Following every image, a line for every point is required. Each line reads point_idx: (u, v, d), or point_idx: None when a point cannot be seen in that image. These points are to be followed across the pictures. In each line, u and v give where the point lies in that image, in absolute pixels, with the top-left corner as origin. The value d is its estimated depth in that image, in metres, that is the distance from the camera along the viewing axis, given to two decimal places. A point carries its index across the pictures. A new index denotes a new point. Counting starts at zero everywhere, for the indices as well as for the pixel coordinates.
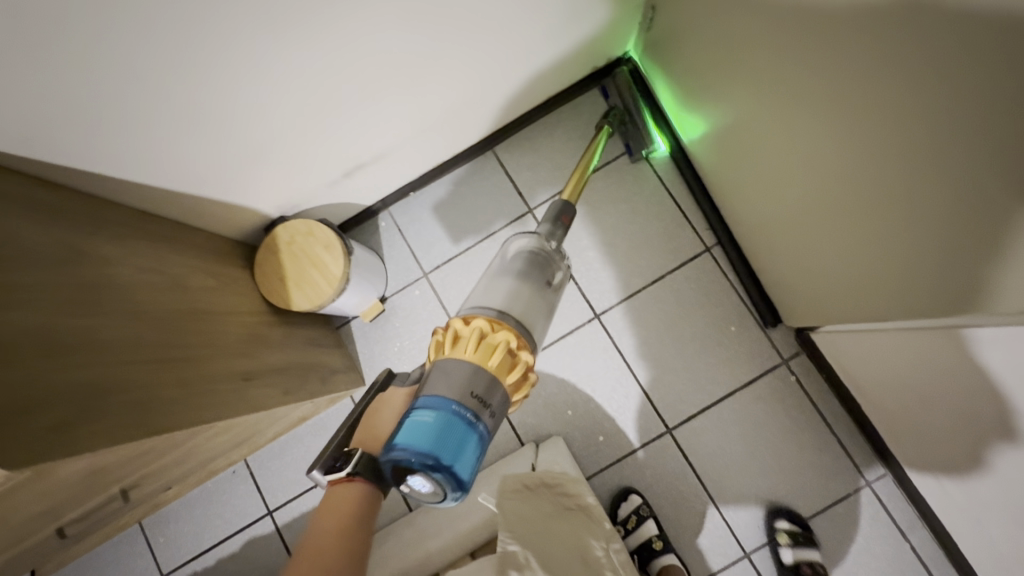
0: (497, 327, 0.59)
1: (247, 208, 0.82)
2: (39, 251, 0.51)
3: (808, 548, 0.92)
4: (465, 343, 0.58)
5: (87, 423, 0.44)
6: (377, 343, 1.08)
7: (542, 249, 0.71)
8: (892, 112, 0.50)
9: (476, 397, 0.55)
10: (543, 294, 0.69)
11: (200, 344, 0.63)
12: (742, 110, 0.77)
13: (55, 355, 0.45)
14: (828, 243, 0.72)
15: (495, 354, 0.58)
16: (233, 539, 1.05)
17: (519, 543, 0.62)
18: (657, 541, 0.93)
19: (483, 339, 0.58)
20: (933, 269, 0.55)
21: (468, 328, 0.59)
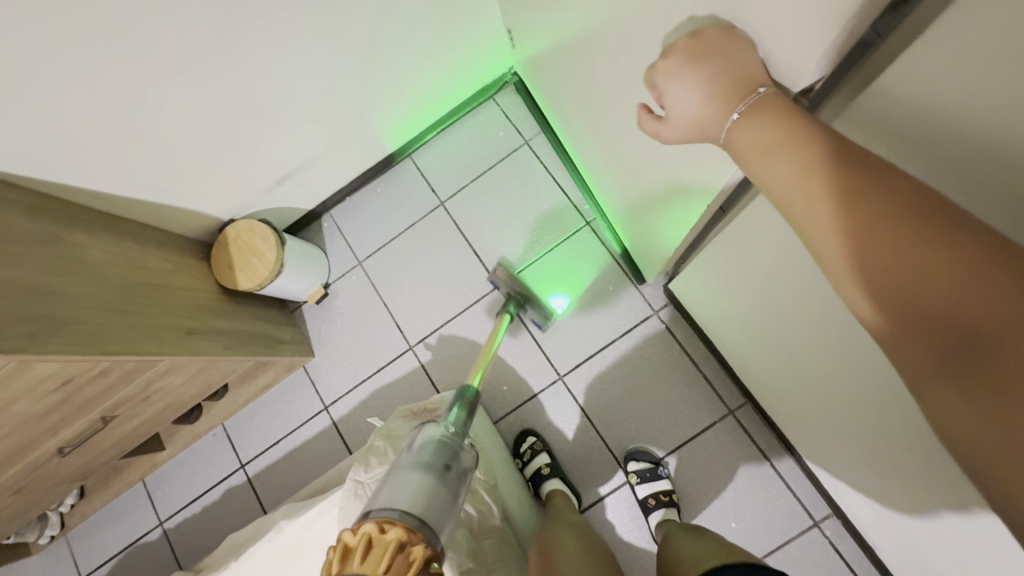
0: (415, 535, 0.52)
1: (199, 211, 1.08)
2: (30, 234, 0.76)
3: (657, 480, 1.07)
4: (374, 552, 0.50)
5: (51, 337, 0.68)
6: (323, 320, 1.31)
7: (447, 438, 0.67)
8: (624, 93, 0.71)
9: None
10: (449, 483, 0.62)
11: (150, 304, 0.88)
12: (579, 110, 0.98)
13: (35, 296, 0.69)
14: (646, 213, 0.90)
15: (404, 572, 0.49)
16: (214, 490, 1.28)
17: (383, 440, 0.85)
18: (545, 468, 1.10)
19: (397, 549, 0.50)
20: (686, 191, 0.70)
21: (381, 536, 0.51)
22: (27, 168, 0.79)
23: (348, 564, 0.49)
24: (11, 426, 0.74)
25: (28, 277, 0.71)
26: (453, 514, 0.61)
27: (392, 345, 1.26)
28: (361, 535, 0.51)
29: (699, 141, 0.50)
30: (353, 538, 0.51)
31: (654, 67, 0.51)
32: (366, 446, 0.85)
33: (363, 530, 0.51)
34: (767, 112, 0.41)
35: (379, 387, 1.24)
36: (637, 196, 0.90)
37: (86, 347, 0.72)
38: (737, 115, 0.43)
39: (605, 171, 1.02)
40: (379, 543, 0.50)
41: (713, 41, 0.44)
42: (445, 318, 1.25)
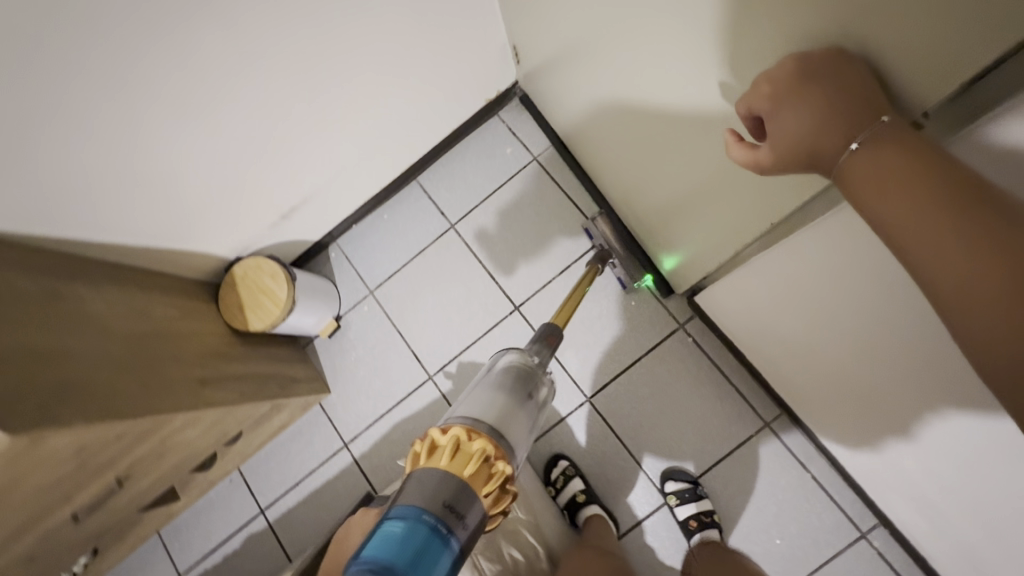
0: (499, 449, 0.56)
1: (205, 252, 1.04)
2: (35, 295, 0.72)
3: (694, 502, 1.04)
4: (461, 453, 0.55)
5: (61, 407, 0.64)
6: (337, 354, 1.26)
7: (528, 366, 0.66)
8: (668, 107, 0.68)
9: (450, 507, 0.51)
10: (528, 408, 0.64)
11: (160, 358, 0.83)
12: (603, 129, 0.94)
13: (44, 363, 0.65)
14: (691, 229, 0.87)
15: (476, 467, 0.54)
16: (234, 537, 1.23)
17: None
18: (581, 495, 1.07)
19: (481, 462, 0.54)
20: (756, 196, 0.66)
21: (445, 438, 0.55)
22: (25, 225, 0.74)
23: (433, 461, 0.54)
24: (23, 502, 0.69)
25: (34, 342, 0.66)
26: (529, 431, 0.64)
27: (411, 375, 1.22)
28: (451, 435, 0.55)
29: (804, 166, 0.49)
30: (442, 439, 0.56)
31: (744, 95, 0.49)
32: None
33: (454, 430, 0.56)
34: (892, 143, 0.41)
35: (400, 420, 1.20)
36: (678, 207, 0.85)
37: (101, 413, 0.67)
38: (857, 144, 0.42)
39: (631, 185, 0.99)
40: (466, 448, 0.55)
41: (822, 66, 0.42)
42: (464, 344, 1.21)
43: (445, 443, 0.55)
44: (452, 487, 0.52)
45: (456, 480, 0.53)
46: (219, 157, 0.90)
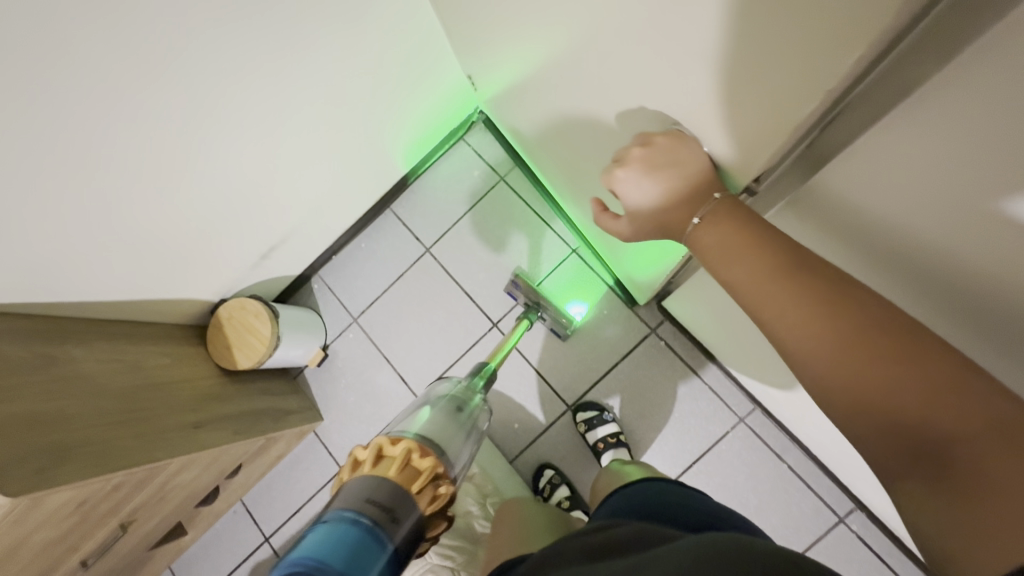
0: (423, 449, 0.61)
1: (190, 299, 1.09)
2: (29, 360, 0.77)
3: (623, 448, 1.09)
4: (386, 461, 0.59)
5: (59, 465, 0.68)
6: (326, 382, 1.31)
7: (457, 390, 0.80)
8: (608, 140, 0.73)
9: (373, 504, 0.53)
10: (459, 422, 0.73)
11: (152, 406, 0.88)
12: (552, 162, 1.04)
13: (40, 425, 0.70)
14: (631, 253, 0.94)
15: (398, 468, 0.58)
16: (241, 567, 1.28)
17: None
18: (566, 501, 1.10)
19: (404, 462, 0.59)
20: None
21: (367, 451, 0.60)
22: (15, 295, 0.79)
23: (360, 472, 0.58)
24: (31, 556, 0.74)
25: (29, 406, 0.71)
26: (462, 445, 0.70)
27: (399, 397, 1.26)
28: (372, 446, 0.60)
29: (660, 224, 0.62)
30: (364, 453, 0.60)
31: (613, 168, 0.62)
32: None
33: (377, 442, 0.61)
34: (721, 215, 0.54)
35: None
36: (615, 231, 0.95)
37: (97, 468, 0.72)
38: (696, 220, 0.56)
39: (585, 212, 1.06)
40: (390, 453, 0.59)
41: (665, 147, 0.56)
42: (448, 363, 1.25)
43: (369, 455, 0.59)
44: (377, 487, 0.55)
45: (380, 482, 0.56)
46: (195, 210, 0.94)
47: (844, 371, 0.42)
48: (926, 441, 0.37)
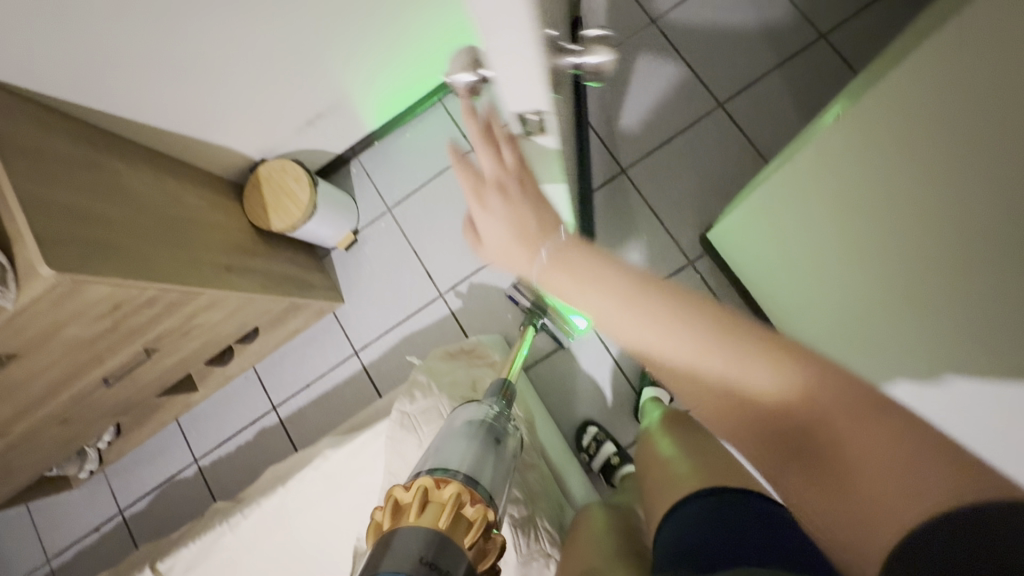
0: (472, 496, 0.51)
1: (231, 149, 1.06)
2: (79, 161, 0.76)
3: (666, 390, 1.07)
4: (433, 504, 0.48)
5: (99, 260, 0.68)
6: (352, 267, 1.30)
7: (488, 418, 0.67)
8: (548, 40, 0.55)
9: (429, 564, 0.41)
10: (503, 457, 0.63)
11: (188, 239, 0.88)
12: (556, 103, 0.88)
13: (85, 221, 0.69)
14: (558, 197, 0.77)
15: (468, 531, 0.47)
16: (246, 430, 1.30)
17: (426, 390, 0.79)
18: (615, 457, 1.07)
19: (458, 510, 0.48)
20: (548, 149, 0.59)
21: (444, 494, 0.49)
22: (68, 96, 0.78)
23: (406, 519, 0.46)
24: (62, 350, 0.75)
25: (73, 200, 0.70)
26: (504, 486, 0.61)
27: (422, 292, 1.25)
28: (413, 489, 0.48)
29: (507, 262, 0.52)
30: (438, 495, 0.49)
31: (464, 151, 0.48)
32: (403, 410, 0.77)
33: (417, 486, 0.49)
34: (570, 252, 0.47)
35: (408, 334, 1.24)
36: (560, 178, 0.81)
37: (133, 274, 0.71)
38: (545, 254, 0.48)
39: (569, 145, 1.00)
40: (438, 499, 0.49)
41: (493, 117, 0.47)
42: (477, 266, 1.23)
43: (411, 497, 0.48)
44: (437, 543, 0.43)
45: (441, 538, 0.44)
46: (253, 53, 0.89)
47: (728, 424, 0.40)
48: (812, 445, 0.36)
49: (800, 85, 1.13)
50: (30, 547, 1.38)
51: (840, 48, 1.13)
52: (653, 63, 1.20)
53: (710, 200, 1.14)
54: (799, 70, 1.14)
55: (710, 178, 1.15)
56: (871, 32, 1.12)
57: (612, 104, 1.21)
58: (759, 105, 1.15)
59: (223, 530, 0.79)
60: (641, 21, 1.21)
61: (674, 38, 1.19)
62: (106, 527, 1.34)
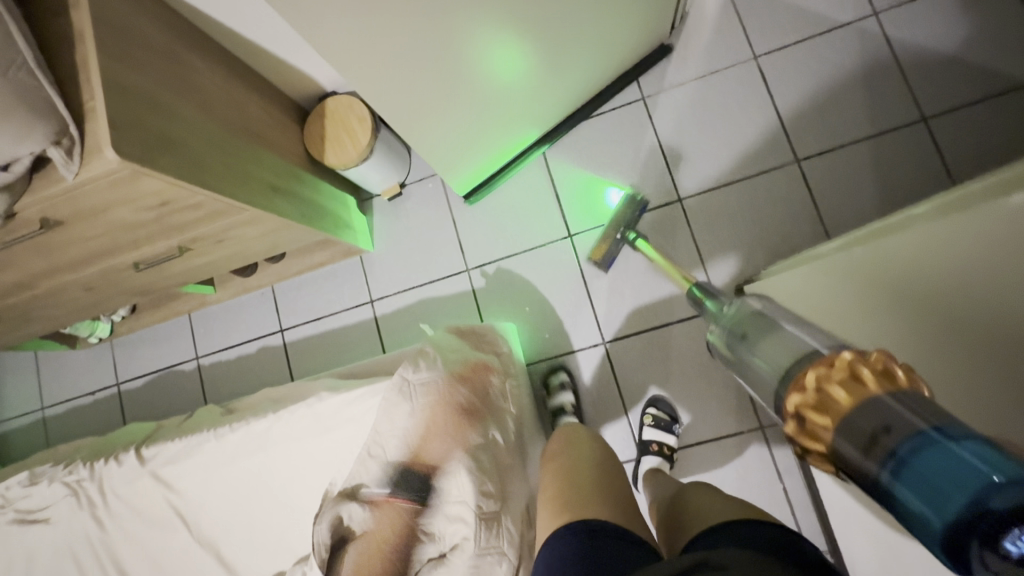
0: (839, 365, 0.48)
1: (306, 74, 1.06)
2: (162, 52, 0.76)
3: (665, 433, 1.08)
4: (851, 377, 0.46)
5: (163, 155, 0.69)
6: (389, 218, 1.30)
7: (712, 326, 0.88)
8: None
9: (879, 423, 0.41)
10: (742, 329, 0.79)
11: (245, 152, 0.88)
12: (515, 89, 0.98)
13: (157, 113, 0.70)
14: (435, 126, 0.90)
15: (856, 384, 0.45)
16: (250, 343, 1.34)
17: (429, 364, 0.79)
18: None
19: (850, 378, 0.46)
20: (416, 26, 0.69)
21: (812, 384, 0.49)
22: None
23: (822, 400, 0.47)
24: (105, 228, 0.77)
25: (150, 89, 0.70)
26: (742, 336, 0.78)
27: (450, 262, 1.26)
28: (810, 383, 0.49)
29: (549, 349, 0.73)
30: (812, 385, 0.49)
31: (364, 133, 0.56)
32: (402, 378, 0.78)
33: (808, 379, 0.50)
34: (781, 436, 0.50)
35: (426, 297, 1.26)
36: (449, 122, 0.92)
37: (189, 175, 0.72)
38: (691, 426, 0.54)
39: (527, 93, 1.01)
40: (832, 384, 0.47)
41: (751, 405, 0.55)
42: (509, 252, 1.23)
43: (806, 390, 0.49)
44: (862, 413, 0.43)
45: (861, 402, 0.43)
46: None
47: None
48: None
49: (883, 163, 1.08)
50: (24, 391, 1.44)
51: (938, 136, 1.07)
52: (741, 100, 1.16)
53: (758, 253, 1.11)
54: (887, 147, 1.09)
55: (765, 232, 1.11)
56: (974, 129, 1.06)
57: (688, 130, 1.17)
58: (837, 171, 1.10)
59: (207, 436, 0.82)
60: (742, 54, 1.16)
61: (771, 80, 1.15)
62: (100, 394, 1.41)
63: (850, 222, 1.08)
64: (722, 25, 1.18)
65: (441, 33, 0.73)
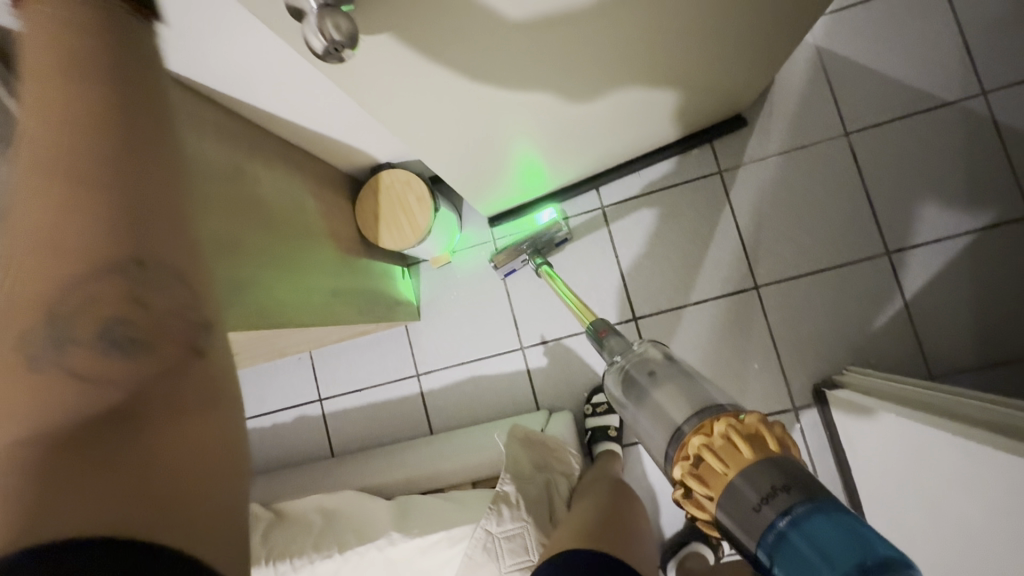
0: (730, 418, 0.47)
1: (362, 151, 0.96)
2: (222, 168, 0.67)
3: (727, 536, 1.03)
4: (729, 445, 0.45)
5: (234, 303, 0.60)
6: (438, 287, 1.22)
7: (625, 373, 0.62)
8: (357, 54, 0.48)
9: (771, 490, 0.41)
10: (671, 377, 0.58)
11: (307, 259, 0.79)
12: (522, 142, 0.83)
13: (225, 251, 0.61)
14: (451, 157, 0.79)
15: (745, 445, 0.44)
16: (288, 412, 1.27)
17: (512, 512, 0.75)
18: None
19: (740, 436, 0.45)
20: (473, 82, 0.61)
21: (712, 436, 0.47)
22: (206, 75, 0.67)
23: (717, 455, 0.45)
24: None
25: (215, 226, 0.61)
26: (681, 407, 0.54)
27: (504, 339, 1.18)
28: (691, 449, 0.47)
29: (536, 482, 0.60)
30: (710, 436, 0.47)
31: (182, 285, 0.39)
32: (486, 533, 0.74)
33: (691, 444, 0.48)
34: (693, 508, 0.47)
35: (477, 375, 1.19)
36: (455, 163, 0.82)
37: (260, 318, 0.64)
38: None
39: (570, 136, 0.87)
40: (713, 450, 0.45)
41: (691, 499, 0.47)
42: (567, 330, 1.15)
43: (689, 456, 0.48)
44: (758, 478, 0.42)
45: (761, 466, 0.43)
46: None
47: None
48: (147, 266, 0.32)
49: (983, 262, 1.00)
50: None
51: None
52: (828, 181, 1.07)
53: (840, 351, 1.04)
54: (989, 244, 1.00)
55: (848, 329, 1.04)
56: None
57: (768, 211, 1.08)
58: (929, 268, 1.02)
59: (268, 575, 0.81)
60: (832, 129, 1.07)
61: (863, 161, 1.06)
62: None
63: (942, 325, 1.01)
64: (810, 95, 1.08)
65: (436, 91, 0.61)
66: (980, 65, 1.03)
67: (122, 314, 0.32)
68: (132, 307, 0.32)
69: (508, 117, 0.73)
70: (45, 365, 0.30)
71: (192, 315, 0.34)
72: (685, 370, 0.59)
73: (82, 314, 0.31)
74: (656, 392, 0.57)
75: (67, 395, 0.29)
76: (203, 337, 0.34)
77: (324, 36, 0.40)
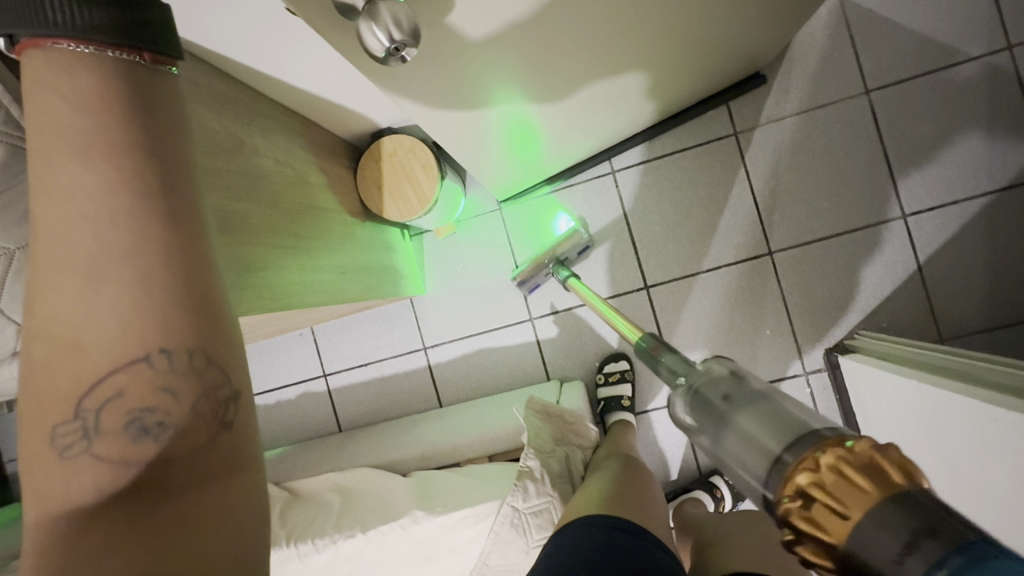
0: (833, 442, 0.29)
1: (362, 115, 0.90)
2: (220, 137, 0.61)
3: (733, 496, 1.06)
4: (844, 485, 0.27)
5: (244, 288, 0.56)
6: (442, 258, 1.18)
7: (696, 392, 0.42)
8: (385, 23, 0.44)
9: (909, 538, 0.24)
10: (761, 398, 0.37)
11: (312, 234, 0.75)
12: (543, 123, 0.79)
13: (231, 230, 0.56)
14: (473, 145, 0.76)
15: (867, 482, 0.27)
16: (292, 388, 1.25)
17: (536, 486, 0.76)
18: None
19: (858, 470, 0.27)
20: (454, 73, 0.56)
21: (816, 473, 0.29)
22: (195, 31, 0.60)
23: (825, 496, 0.28)
24: None
25: (221, 202, 0.56)
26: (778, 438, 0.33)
27: (513, 310, 1.16)
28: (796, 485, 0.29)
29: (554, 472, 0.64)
30: (811, 472, 0.29)
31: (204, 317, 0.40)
32: (512, 508, 0.74)
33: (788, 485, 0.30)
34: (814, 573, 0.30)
35: (486, 347, 1.17)
36: (475, 150, 0.78)
37: (269, 301, 0.59)
38: None
39: (590, 112, 0.83)
40: (831, 486, 0.28)
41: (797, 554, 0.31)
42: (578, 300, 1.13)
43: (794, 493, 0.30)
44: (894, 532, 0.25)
45: (901, 516, 0.25)
46: None
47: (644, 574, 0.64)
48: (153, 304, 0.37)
49: (998, 223, 1.00)
50: (10, 440, 1.27)
51: None
52: (847, 142, 1.04)
53: (852, 316, 1.04)
54: (1006, 206, 0.99)
55: (861, 293, 1.04)
56: None
57: (784, 174, 1.05)
58: (944, 231, 1.01)
59: (290, 556, 0.78)
60: (852, 87, 1.03)
61: (882, 121, 1.03)
62: None
63: (955, 287, 1.01)
64: (831, 51, 1.03)
65: (456, 77, 0.57)
66: (1009, 18, 0.98)
67: (150, 403, 0.33)
68: (160, 398, 0.33)
69: (531, 97, 0.69)
70: (80, 455, 0.31)
71: (216, 391, 0.34)
72: (774, 390, 0.38)
73: (111, 406, 0.32)
74: (739, 416, 0.37)
75: (100, 476, 0.31)
76: (225, 410, 0.34)
77: (384, 35, 0.39)
